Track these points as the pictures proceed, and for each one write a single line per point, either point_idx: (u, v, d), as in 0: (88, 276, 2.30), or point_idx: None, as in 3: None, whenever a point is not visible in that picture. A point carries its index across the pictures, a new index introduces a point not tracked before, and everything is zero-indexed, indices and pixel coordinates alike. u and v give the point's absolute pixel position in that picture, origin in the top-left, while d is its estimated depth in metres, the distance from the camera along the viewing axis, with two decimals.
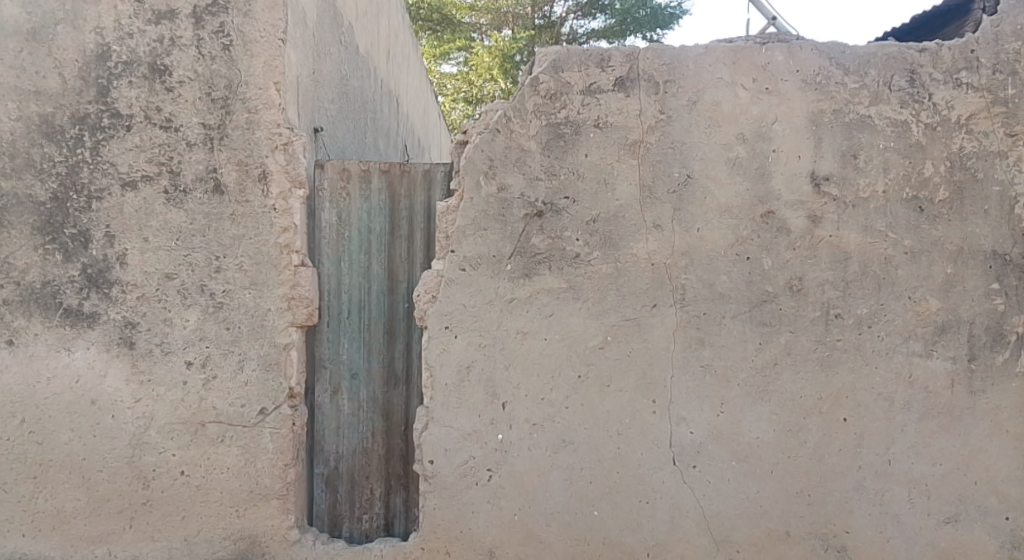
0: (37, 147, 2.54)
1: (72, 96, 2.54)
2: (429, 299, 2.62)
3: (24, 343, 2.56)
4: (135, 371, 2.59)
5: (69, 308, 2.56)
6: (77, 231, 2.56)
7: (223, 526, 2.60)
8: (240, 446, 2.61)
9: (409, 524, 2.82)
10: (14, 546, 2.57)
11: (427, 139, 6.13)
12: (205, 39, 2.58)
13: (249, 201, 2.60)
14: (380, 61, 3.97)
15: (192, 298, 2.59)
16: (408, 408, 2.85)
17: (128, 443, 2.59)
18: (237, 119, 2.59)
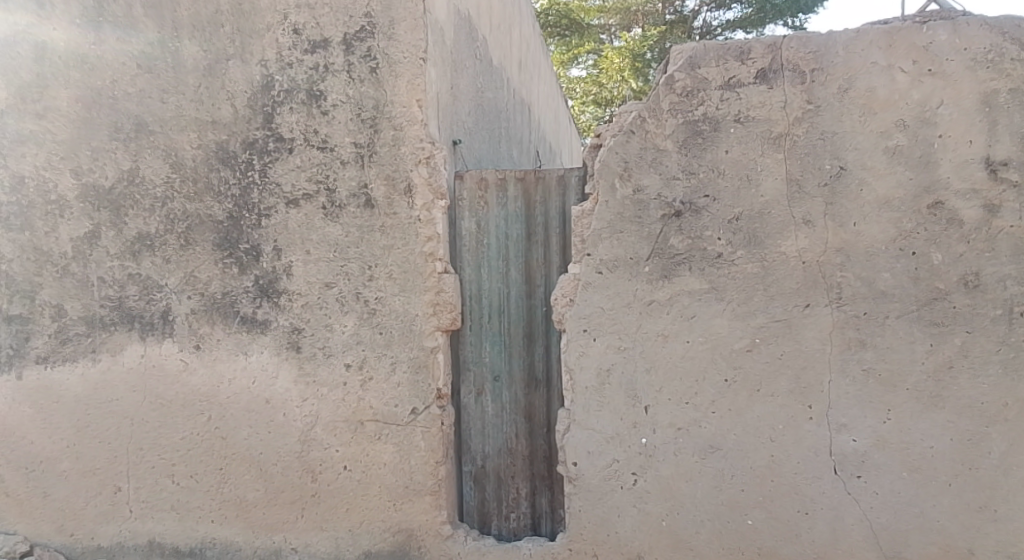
0: (214, 171, 2.75)
1: (243, 124, 2.73)
2: (566, 302, 2.64)
3: (208, 348, 2.79)
4: (302, 372, 2.78)
5: (245, 316, 2.79)
6: (250, 246, 2.77)
7: (383, 518, 2.76)
8: (395, 443, 2.76)
9: (555, 525, 2.86)
10: (204, 531, 2.81)
11: (559, 143, 6.22)
12: (355, 63, 2.69)
13: (396, 212, 2.72)
14: (512, 71, 4.06)
15: (348, 305, 2.76)
16: (549, 410, 2.87)
17: (297, 439, 2.79)
18: (385, 136, 2.70)
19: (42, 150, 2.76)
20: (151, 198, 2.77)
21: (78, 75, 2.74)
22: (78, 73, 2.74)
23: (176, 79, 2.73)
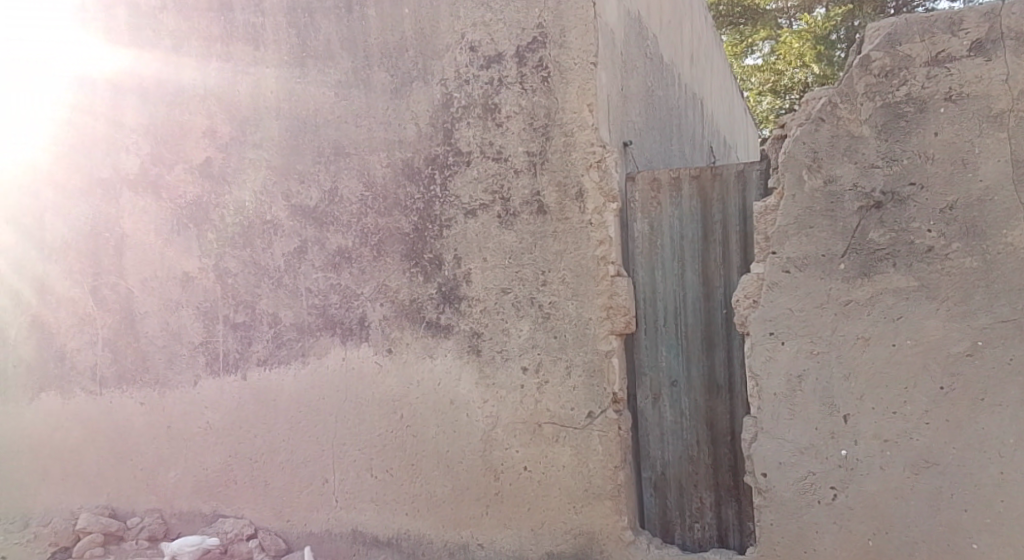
0: (401, 188, 2.91)
1: (426, 141, 2.87)
2: (750, 304, 2.50)
3: (400, 350, 2.93)
4: (484, 375, 2.82)
5: (430, 321, 2.89)
6: (433, 255, 2.88)
7: (564, 520, 2.74)
8: (573, 447, 2.72)
9: (744, 539, 2.71)
10: (399, 523, 2.93)
11: (733, 137, 5.95)
12: (527, 74, 2.73)
13: (569, 217, 2.69)
14: (683, 66, 3.95)
15: (524, 310, 2.77)
16: (734, 418, 2.73)
17: (480, 438, 2.83)
18: (556, 143, 2.70)
19: (258, 175, 3.05)
20: (348, 214, 2.97)
21: (286, 106, 3.01)
22: (286, 104, 3.01)
23: (368, 104, 2.93)
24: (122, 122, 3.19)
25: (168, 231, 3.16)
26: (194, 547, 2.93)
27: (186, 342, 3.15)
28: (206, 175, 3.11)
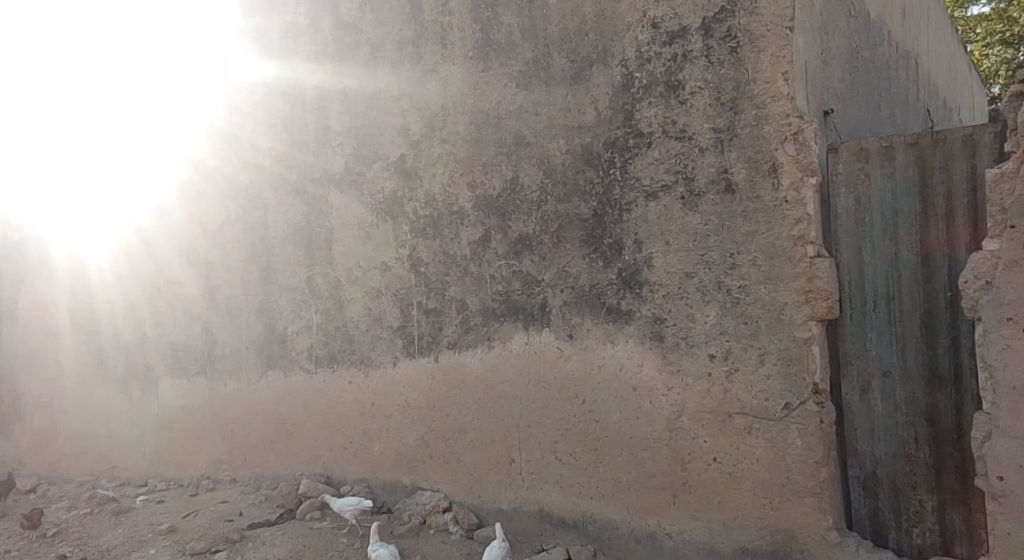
0: (581, 173, 2.89)
1: (606, 125, 2.82)
2: (981, 285, 2.20)
3: (581, 336, 2.90)
4: (666, 361, 2.73)
5: (611, 307, 2.84)
6: (613, 240, 2.83)
7: (759, 515, 2.57)
8: (768, 439, 2.55)
9: (976, 548, 2.39)
10: (584, 507, 2.90)
11: (953, 99, 5.26)
12: (714, 46, 2.60)
13: (760, 195, 2.53)
14: (893, 23, 3.56)
15: (710, 295, 2.64)
16: (961, 414, 2.43)
17: (665, 426, 2.73)
18: (746, 117, 2.55)
19: (446, 168, 3.16)
20: (528, 202, 3.00)
21: (470, 100, 3.09)
22: (470, 97, 3.09)
23: (548, 92, 2.94)
24: (328, 126, 3.42)
25: (370, 224, 3.34)
26: (354, 507, 2.99)
27: (386, 327, 3.32)
28: (399, 170, 3.26)
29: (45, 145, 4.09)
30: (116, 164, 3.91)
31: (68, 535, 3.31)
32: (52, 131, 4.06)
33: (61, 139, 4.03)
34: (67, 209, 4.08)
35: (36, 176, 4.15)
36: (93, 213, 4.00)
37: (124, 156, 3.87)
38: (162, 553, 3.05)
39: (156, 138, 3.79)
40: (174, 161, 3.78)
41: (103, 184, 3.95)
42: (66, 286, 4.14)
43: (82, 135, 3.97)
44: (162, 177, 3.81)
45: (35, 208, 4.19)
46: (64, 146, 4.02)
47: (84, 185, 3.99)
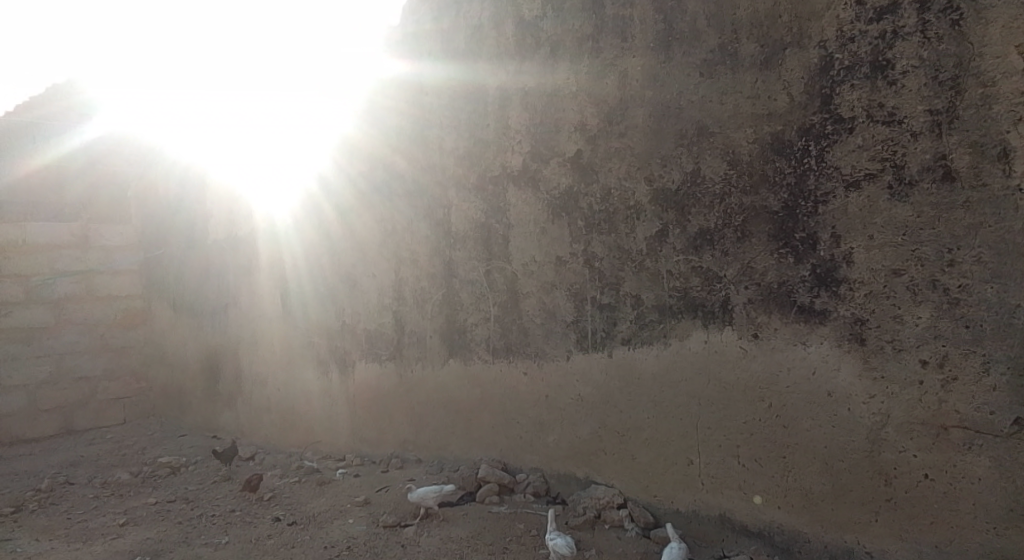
0: (770, 163, 2.72)
1: (800, 111, 2.65)
2: None
3: (767, 336, 2.73)
4: (868, 366, 2.51)
5: (802, 306, 2.65)
6: (806, 234, 2.64)
7: (980, 541, 2.30)
8: (992, 457, 2.28)
9: None
10: (770, 516, 2.74)
11: None
12: (932, 21, 2.35)
13: (987, 184, 2.27)
14: None
15: (923, 295, 2.39)
16: None
17: (866, 436, 2.51)
18: (970, 96, 2.29)
19: (623, 162, 3.12)
20: (710, 195, 2.88)
21: (651, 92, 3.03)
22: (651, 90, 3.04)
23: (735, 80, 2.81)
24: (508, 124, 3.51)
25: (546, 220, 3.39)
26: (436, 494, 3.26)
27: (559, 320, 3.34)
28: (576, 166, 3.27)
29: (259, 135, 4.53)
30: (319, 152, 4.23)
31: (279, 500, 3.72)
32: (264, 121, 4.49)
33: (272, 129, 4.44)
34: (277, 193, 4.50)
35: (253, 164, 4.62)
36: (299, 200, 4.38)
37: (326, 143, 4.19)
38: (359, 523, 3.34)
39: (355, 129, 4.08)
40: (368, 154, 4.05)
41: (306, 170, 4.29)
42: (277, 274, 4.62)
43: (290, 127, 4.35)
44: (360, 168, 4.09)
45: (253, 195, 4.65)
46: (275, 137, 4.42)
47: (290, 171, 4.37)
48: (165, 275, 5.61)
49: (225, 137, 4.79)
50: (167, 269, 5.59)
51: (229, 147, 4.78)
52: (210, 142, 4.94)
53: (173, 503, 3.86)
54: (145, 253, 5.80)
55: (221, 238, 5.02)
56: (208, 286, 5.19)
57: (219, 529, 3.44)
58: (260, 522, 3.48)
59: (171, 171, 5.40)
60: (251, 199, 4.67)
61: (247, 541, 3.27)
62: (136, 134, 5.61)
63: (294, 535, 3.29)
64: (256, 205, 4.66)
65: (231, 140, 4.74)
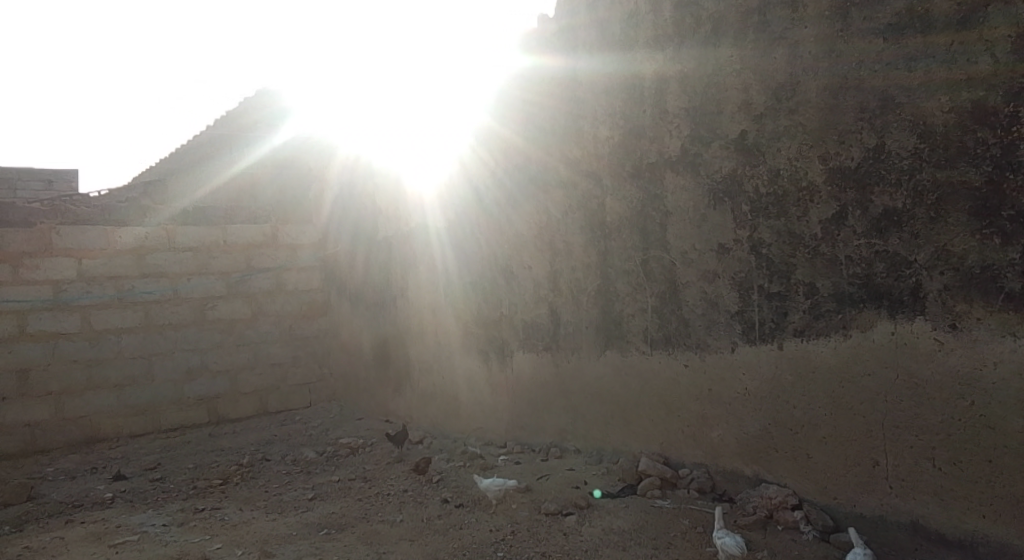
0: (970, 133, 2.43)
1: (1007, 73, 2.34)
2: None
3: (968, 327, 2.45)
4: None
5: (1012, 292, 2.35)
6: (1016, 212, 2.33)
7: None
8: None
9: None
10: (973, 526, 2.46)
11: None
12: None
13: None
14: None
15: None
16: None
17: None
18: None
19: (793, 142, 2.93)
20: (897, 171, 2.62)
21: (826, 65, 2.82)
22: (826, 62, 2.82)
23: (925, 44, 2.53)
24: (667, 109, 3.40)
25: (706, 206, 3.26)
26: (498, 486, 3.47)
27: (723, 311, 3.21)
28: (740, 148, 3.12)
29: (429, 131, 4.74)
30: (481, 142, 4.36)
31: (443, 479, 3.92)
32: (431, 116, 4.69)
33: (440, 123, 4.63)
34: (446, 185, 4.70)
35: (422, 158, 4.85)
36: (464, 192, 4.56)
37: (488, 134, 4.31)
38: (522, 509, 3.43)
39: (514, 122, 4.15)
40: (525, 147, 4.12)
41: (471, 161, 4.45)
42: (444, 266, 4.83)
43: (457, 120, 4.51)
44: (519, 160, 4.17)
45: (423, 187, 4.90)
46: (442, 131, 4.61)
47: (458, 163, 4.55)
48: (344, 271, 6.08)
49: (398, 134, 5.08)
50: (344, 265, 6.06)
51: (400, 143, 5.06)
52: (384, 139, 5.26)
53: (352, 481, 4.19)
54: (325, 250, 6.33)
55: (393, 231, 5.35)
56: (380, 279, 5.57)
57: (393, 508, 3.68)
58: (430, 503, 3.69)
59: (348, 172, 5.82)
60: (422, 193, 4.90)
61: (419, 520, 3.47)
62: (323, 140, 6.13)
63: (462, 517, 3.44)
64: (428, 199, 4.88)
65: (404, 138, 5.01)
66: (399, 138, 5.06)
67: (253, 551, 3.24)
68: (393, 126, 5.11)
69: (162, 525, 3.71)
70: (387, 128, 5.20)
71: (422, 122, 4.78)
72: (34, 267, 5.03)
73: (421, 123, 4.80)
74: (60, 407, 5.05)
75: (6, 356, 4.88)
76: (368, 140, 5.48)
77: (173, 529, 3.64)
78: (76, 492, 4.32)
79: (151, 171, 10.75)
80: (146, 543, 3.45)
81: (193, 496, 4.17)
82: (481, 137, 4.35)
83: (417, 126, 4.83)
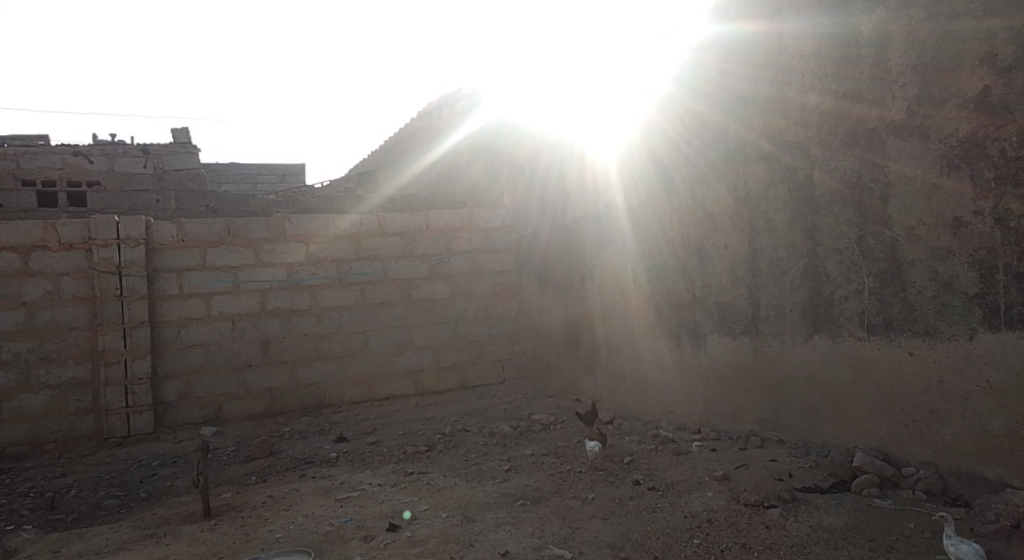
0: None
1: None
2: None
3: None
4: None
5: None
6: None
7: None
8: None
9: None
10: None
11: None
12: None
13: None
14: None
15: None
16: None
17: None
18: None
19: None
20: None
21: None
22: None
23: None
24: (890, 68, 3.04)
25: (938, 174, 2.88)
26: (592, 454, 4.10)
27: (959, 293, 2.83)
28: (983, 106, 2.71)
29: (626, 109, 4.68)
30: (678, 116, 4.23)
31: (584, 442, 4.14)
32: (630, 93, 4.62)
33: (638, 99, 4.55)
34: (641, 163, 4.62)
35: (619, 136, 4.81)
36: (659, 170, 4.46)
37: (687, 107, 4.17)
38: (720, 497, 3.31)
39: (712, 94, 3.98)
40: (723, 118, 3.92)
41: (668, 137, 4.34)
42: (636, 245, 4.77)
43: (652, 96, 4.44)
44: (717, 132, 3.97)
45: (618, 166, 4.86)
46: (641, 107, 4.54)
47: (654, 139, 4.46)
48: (535, 253, 6.23)
49: (592, 114, 5.08)
50: (536, 247, 6.20)
51: (596, 124, 5.06)
52: (577, 121, 5.29)
53: (545, 456, 4.32)
54: (517, 233, 6.53)
55: (584, 211, 5.38)
56: (570, 260, 5.64)
57: (585, 485, 3.74)
58: (622, 484, 3.69)
59: (540, 155, 5.94)
60: (618, 172, 4.87)
61: (612, 500, 3.49)
62: (517, 125, 6.30)
63: (655, 500, 3.41)
64: (621, 178, 4.84)
65: (600, 118, 5.00)
66: (594, 118, 5.06)
67: (456, 515, 3.46)
68: (585, 105, 5.16)
69: (377, 485, 4.09)
70: (578, 108, 5.25)
71: (620, 100, 4.74)
72: (271, 251, 5.75)
73: (617, 101, 4.76)
74: (293, 375, 5.76)
75: (251, 329, 5.65)
76: (561, 124, 5.54)
77: (386, 489, 3.99)
78: (307, 450, 4.91)
79: (362, 163, 11.82)
80: (364, 500, 3.82)
81: (403, 460, 4.54)
82: (678, 113, 4.24)
83: (615, 104, 4.79)
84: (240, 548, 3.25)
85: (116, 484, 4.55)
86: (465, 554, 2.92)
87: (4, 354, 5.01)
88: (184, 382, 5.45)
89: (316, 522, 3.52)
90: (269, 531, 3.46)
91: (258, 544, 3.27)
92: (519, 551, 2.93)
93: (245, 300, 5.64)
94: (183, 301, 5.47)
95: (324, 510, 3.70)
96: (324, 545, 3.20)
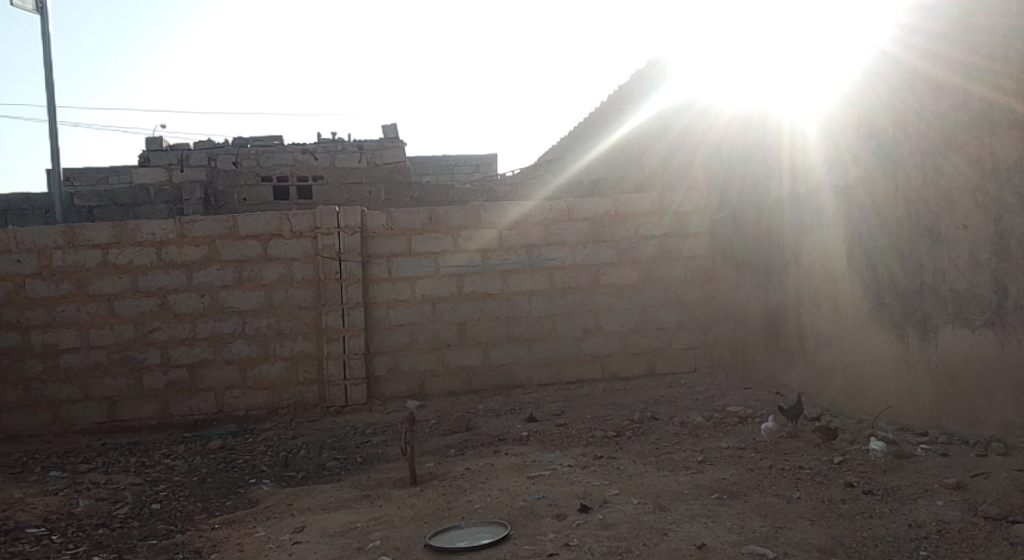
0: None
1: None
2: None
3: None
4: None
5: None
6: None
7: None
8: None
9: None
10: None
11: None
12: None
13: None
14: None
15: None
16: None
17: None
18: None
19: None
20: None
21: None
22: None
23: None
24: None
25: None
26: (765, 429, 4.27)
27: None
28: None
29: (841, 77, 4.31)
30: (907, 81, 3.80)
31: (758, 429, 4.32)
32: (847, 59, 4.25)
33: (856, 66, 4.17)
34: (859, 135, 4.23)
35: (832, 107, 4.44)
36: (882, 142, 4.04)
37: (917, 70, 3.72)
38: (952, 507, 2.95)
39: (951, 55, 3.50)
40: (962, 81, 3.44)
41: (894, 105, 3.91)
42: (851, 226, 4.38)
43: (872, 62, 4.04)
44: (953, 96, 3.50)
45: (830, 139, 4.49)
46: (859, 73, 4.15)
47: (877, 107, 4.05)
48: (730, 237, 5.97)
49: (800, 86, 4.74)
50: (733, 230, 5.93)
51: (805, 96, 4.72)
52: (782, 95, 4.97)
53: (742, 450, 4.13)
54: (712, 215, 6.28)
55: (790, 190, 5.05)
56: (772, 243, 5.34)
57: (790, 483, 3.51)
58: (832, 485, 3.42)
59: (738, 133, 5.66)
60: (830, 145, 4.50)
61: (820, 500, 3.25)
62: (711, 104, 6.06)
63: (872, 504, 3.12)
64: (835, 151, 4.47)
65: (810, 90, 4.65)
66: (803, 90, 4.72)
67: (649, 502, 3.42)
68: (793, 76, 4.81)
69: (568, 466, 4.16)
70: (785, 79, 4.91)
71: (833, 69, 4.38)
72: (468, 237, 6.07)
73: (831, 70, 4.40)
74: (487, 355, 6.04)
75: (450, 310, 6.01)
76: (762, 99, 5.23)
77: (577, 470, 4.05)
78: (500, 427, 5.13)
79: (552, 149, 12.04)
80: (557, 479, 3.91)
81: (593, 443, 4.59)
82: (908, 79, 3.79)
83: (828, 73, 4.43)
84: (444, 515, 3.47)
85: (336, 448, 5.08)
86: (659, 542, 2.87)
87: (249, 328, 5.79)
88: (392, 359, 5.93)
89: (511, 497, 3.67)
90: (469, 501, 3.66)
91: (459, 513, 3.47)
92: (717, 545, 2.81)
93: (444, 284, 6.01)
94: (392, 284, 5.95)
95: (518, 486, 3.84)
96: (519, 519, 3.31)
